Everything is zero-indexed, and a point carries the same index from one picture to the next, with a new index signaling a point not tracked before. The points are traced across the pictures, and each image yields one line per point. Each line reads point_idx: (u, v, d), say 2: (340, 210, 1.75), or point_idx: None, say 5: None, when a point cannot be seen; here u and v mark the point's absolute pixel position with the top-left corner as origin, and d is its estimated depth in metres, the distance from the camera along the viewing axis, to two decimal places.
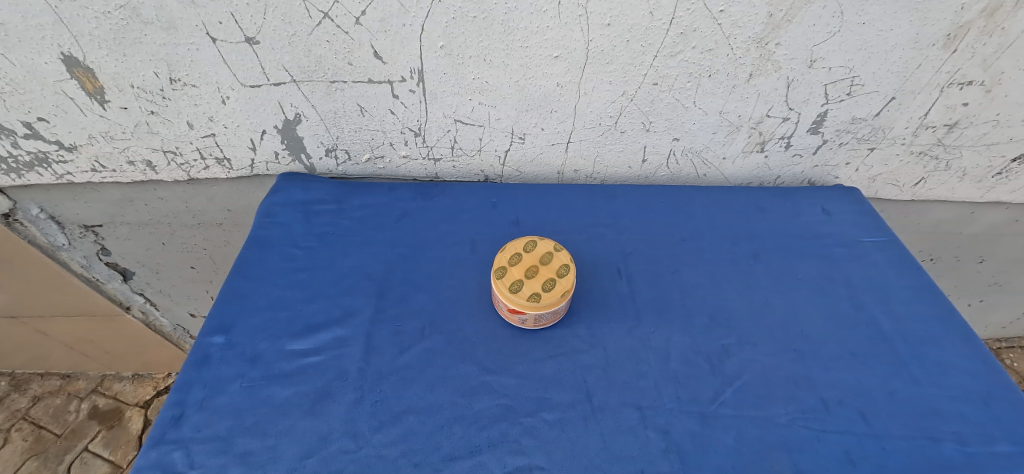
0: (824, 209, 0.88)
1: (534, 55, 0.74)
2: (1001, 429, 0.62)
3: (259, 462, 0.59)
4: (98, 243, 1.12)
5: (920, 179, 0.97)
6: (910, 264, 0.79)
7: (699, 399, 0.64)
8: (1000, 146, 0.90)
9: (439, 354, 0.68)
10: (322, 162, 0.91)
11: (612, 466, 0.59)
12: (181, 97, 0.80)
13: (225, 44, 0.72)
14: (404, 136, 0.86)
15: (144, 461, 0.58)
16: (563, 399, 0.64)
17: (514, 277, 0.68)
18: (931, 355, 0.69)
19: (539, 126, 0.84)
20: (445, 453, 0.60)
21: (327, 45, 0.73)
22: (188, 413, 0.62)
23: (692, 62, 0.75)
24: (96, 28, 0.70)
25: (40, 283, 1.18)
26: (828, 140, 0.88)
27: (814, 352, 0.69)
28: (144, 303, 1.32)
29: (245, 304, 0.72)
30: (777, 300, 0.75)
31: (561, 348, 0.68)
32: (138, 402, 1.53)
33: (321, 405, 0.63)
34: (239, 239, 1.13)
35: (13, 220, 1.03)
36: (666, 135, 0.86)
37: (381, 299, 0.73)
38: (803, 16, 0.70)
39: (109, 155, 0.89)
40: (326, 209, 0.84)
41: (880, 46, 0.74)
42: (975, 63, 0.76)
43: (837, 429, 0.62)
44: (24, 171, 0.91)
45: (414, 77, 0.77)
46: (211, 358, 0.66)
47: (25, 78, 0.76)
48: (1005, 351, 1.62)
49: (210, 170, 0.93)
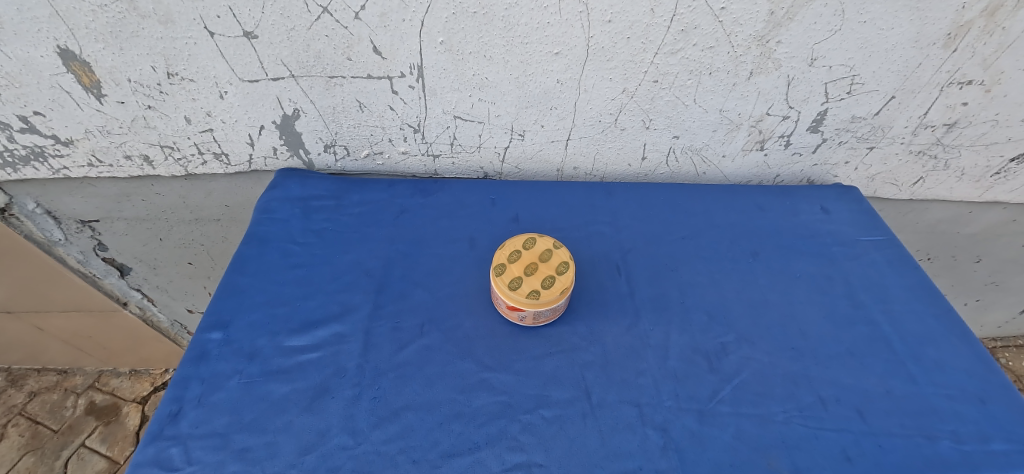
0: (823, 208, 0.88)
1: (534, 51, 0.74)
2: (998, 428, 0.62)
3: (257, 458, 0.59)
4: (96, 238, 1.12)
5: (919, 178, 0.97)
6: (909, 263, 0.79)
7: (698, 397, 0.64)
8: (999, 146, 0.90)
9: (438, 351, 0.67)
10: (321, 158, 0.90)
11: (610, 463, 0.59)
12: (179, 92, 0.79)
13: (224, 38, 0.72)
14: (404, 132, 0.86)
15: (142, 458, 0.58)
16: (563, 396, 0.64)
17: (513, 274, 0.68)
18: (928, 354, 0.69)
19: (539, 123, 0.84)
20: (443, 450, 0.60)
21: (327, 40, 0.73)
22: (186, 409, 0.61)
23: (693, 59, 0.75)
24: (92, 22, 0.70)
25: (37, 279, 1.17)
26: (828, 139, 0.88)
27: (813, 350, 0.69)
28: (141, 299, 1.31)
29: (242, 300, 0.71)
30: (776, 298, 0.75)
31: (560, 345, 0.68)
32: (136, 398, 1.52)
33: (319, 402, 0.63)
34: (237, 235, 1.12)
35: (10, 215, 1.02)
36: (666, 133, 0.85)
37: (380, 296, 0.73)
38: (804, 14, 0.70)
39: (105, 150, 0.89)
40: (325, 205, 0.84)
41: (880, 45, 0.74)
42: (975, 63, 0.76)
43: (834, 427, 0.62)
44: (20, 165, 0.91)
45: (414, 73, 0.77)
46: (209, 354, 0.66)
47: (21, 71, 0.75)
48: (1000, 350, 1.63)
49: (208, 166, 0.92)
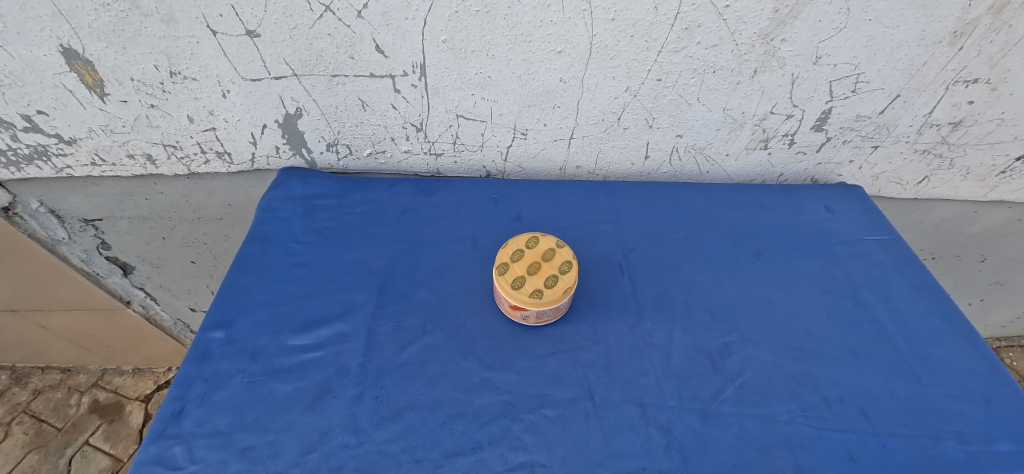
0: (826, 207, 0.88)
1: (537, 49, 0.73)
2: (1002, 428, 0.62)
3: (260, 457, 0.59)
4: (99, 237, 1.12)
5: (924, 177, 0.96)
6: (914, 263, 0.78)
7: (701, 397, 0.64)
8: (1005, 145, 0.90)
9: (440, 350, 0.67)
10: (323, 157, 0.90)
11: (612, 463, 0.59)
12: (181, 91, 0.79)
13: (226, 37, 0.72)
14: (406, 131, 0.85)
15: (144, 456, 0.59)
16: (566, 396, 0.64)
17: (516, 273, 0.68)
18: (933, 354, 0.69)
19: (542, 122, 0.84)
20: (445, 449, 0.60)
21: (329, 39, 0.73)
22: (188, 408, 0.62)
23: (697, 57, 0.74)
24: (95, 21, 0.70)
25: (40, 277, 1.18)
26: (832, 137, 0.87)
27: (816, 349, 0.69)
28: (144, 298, 1.32)
29: (244, 299, 0.71)
30: (779, 298, 0.74)
31: (563, 344, 0.68)
32: (139, 396, 1.52)
33: (321, 401, 0.63)
34: (240, 234, 1.12)
35: (13, 214, 1.03)
36: (669, 132, 0.85)
37: (382, 295, 0.73)
38: (809, 12, 0.69)
39: (108, 148, 0.89)
40: (327, 204, 0.84)
41: (886, 43, 0.73)
42: (981, 61, 0.76)
43: (838, 427, 0.62)
44: (24, 164, 0.91)
45: (416, 71, 0.77)
46: (211, 353, 0.66)
47: (24, 70, 0.75)
48: (1005, 350, 1.62)
49: (210, 165, 0.92)
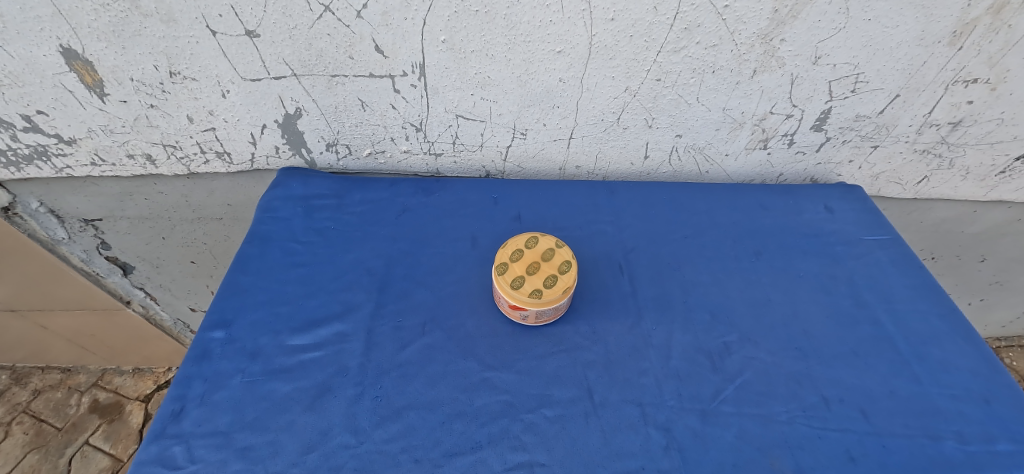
0: (826, 207, 0.88)
1: (536, 49, 0.73)
2: (1002, 428, 0.62)
3: (260, 457, 0.59)
4: (99, 237, 1.12)
5: (924, 177, 0.96)
6: (913, 263, 0.78)
7: (700, 397, 0.64)
8: (1004, 144, 0.90)
9: (440, 350, 0.67)
10: (323, 157, 0.90)
11: (611, 462, 0.59)
12: (181, 91, 0.79)
13: (226, 37, 0.72)
14: (405, 131, 0.85)
15: (144, 456, 0.59)
16: (565, 396, 0.64)
17: (515, 273, 0.68)
18: (932, 354, 0.69)
19: (542, 122, 0.84)
20: (445, 449, 0.60)
21: (328, 39, 0.73)
22: (188, 407, 0.62)
23: (696, 57, 0.74)
24: (95, 21, 0.70)
25: (40, 277, 1.18)
26: (831, 137, 0.87)
27: (816, 349, 0.69)
28: (144, 298, 1.32)
29: (243, 299, 0.71)
30: (779, 298, 0.74)
31: (562, 344, 0.68)
32: (139, 396, 1.52)
33: (321, 401, 0.63)
34: (239, 234, 1.13)
35: (13, 214, 1.03)
36: (668, 132, 0.85)
37: (381, 295, 0.73)
38: (808, 12, 0.69)
39: (108, 148, 0.89)
40: (327, 204, 0.84)
41: (885, 43, 0.73)
42: (980, 61, 0.76)
43: (838, 427, 0.62)
44: (23, 165, 0.91)
45: (415, 71, 0.77)
46: (211, 353, 0.66)
47: (24, 70, 0.75)
48: (1005, 350, 1.62)
49: (210, 164, 0.92)
